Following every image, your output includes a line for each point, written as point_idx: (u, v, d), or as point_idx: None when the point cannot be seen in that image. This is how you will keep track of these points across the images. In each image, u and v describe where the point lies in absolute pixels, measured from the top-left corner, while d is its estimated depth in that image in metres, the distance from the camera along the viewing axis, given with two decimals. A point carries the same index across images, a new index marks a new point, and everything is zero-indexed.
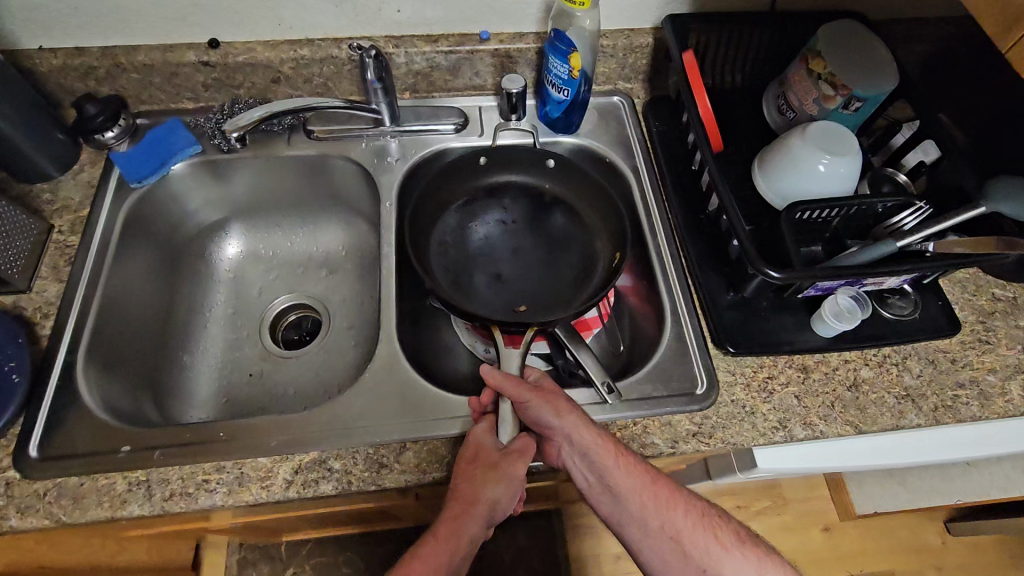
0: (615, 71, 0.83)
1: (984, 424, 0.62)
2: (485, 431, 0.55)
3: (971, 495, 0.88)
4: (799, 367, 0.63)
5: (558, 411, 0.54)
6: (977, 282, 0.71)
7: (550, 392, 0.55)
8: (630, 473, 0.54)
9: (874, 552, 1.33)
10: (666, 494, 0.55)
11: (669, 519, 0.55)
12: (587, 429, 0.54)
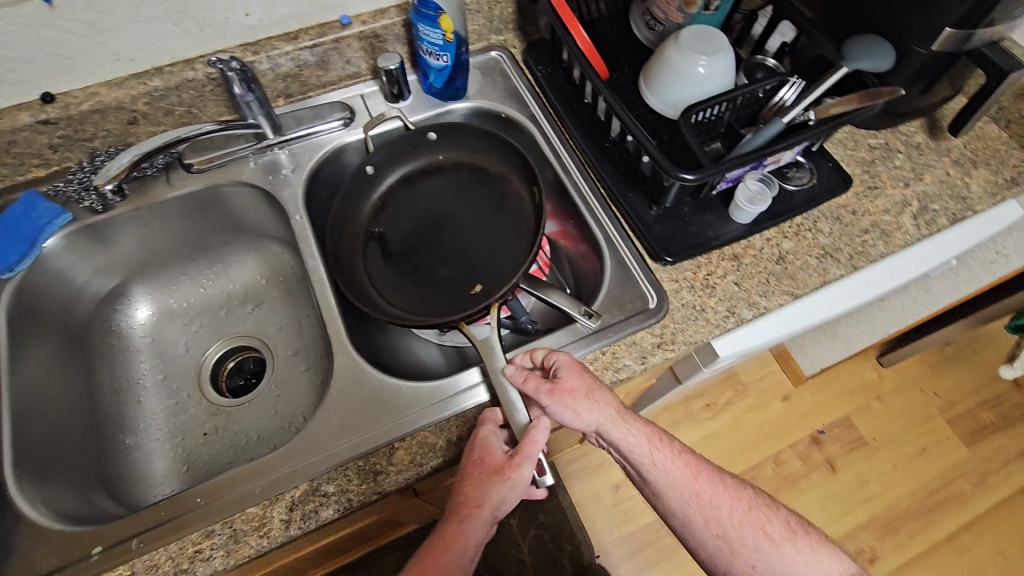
0: (485, 27, 0.83)
1: (892, 257, 0.69)
2: (491, 432, 0.55)
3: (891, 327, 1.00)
4: (731, 257, 0.68)
5: (596, 409, 0.55)
6: (853, 139, 0.78)
7: (582, 384, 0.55)
8: (676, 471, 0.57)
9: (829, 403, 1.48)
10: (712, 488, 0.59)
11: (719, 518, 0.58)
12: (627, 426, 0.56)
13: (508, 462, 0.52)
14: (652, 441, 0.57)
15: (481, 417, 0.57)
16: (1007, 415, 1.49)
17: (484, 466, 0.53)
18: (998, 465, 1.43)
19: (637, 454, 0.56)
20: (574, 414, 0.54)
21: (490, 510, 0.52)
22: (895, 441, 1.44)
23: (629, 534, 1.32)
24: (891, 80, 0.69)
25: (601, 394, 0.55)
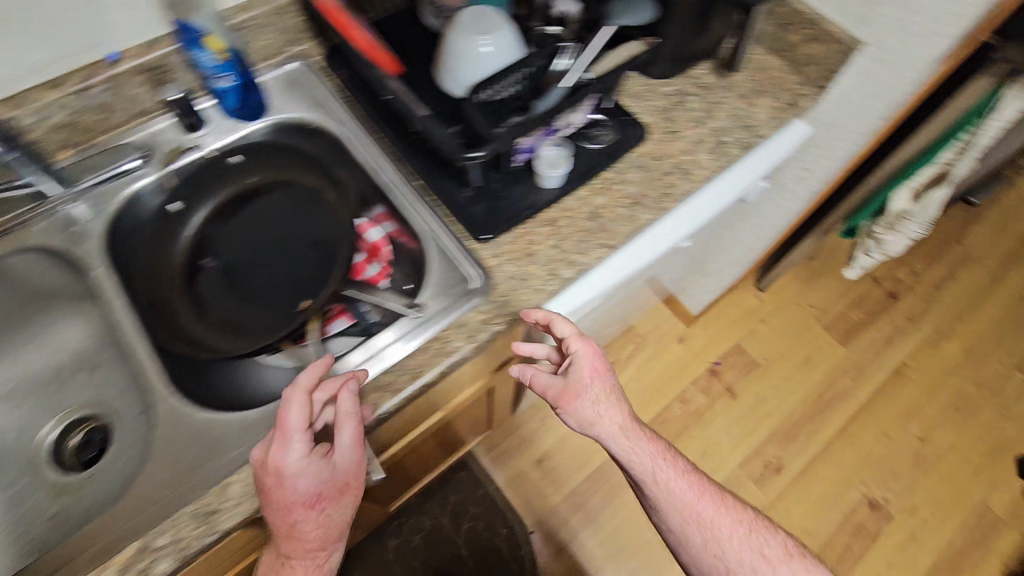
0: (277, 39, 0.79)
1: (694, 196, 0.75)
2: (309, 460, 0.53)
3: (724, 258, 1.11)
4: (548, 223, 0.70)
5: (603, 408, 0.66)
6: (650, 89, 0.83)
7: (596, 376, 0.65)
8: (664, 467, 0.69)
9: (719, 336, 1.58)
10: (694, 484, 0.72)
11: (694, 508, 0.70)
12: (629, 430, 0.67)
13: (345, 484, 0.55)
14: (648, 444, 0.69)
15: (285, 439, 0.52)
16: (872, 310, 1.65)
17: (298, 506, 0.53)
18: (872, 356, 1.58)
19: (632, 454, 0.68)
20: (582, 413, 0.65)
21: (324, 540, 0.56)
22: (783, 356, 1.56)
23: (559, 502, 1.36)
24: (662, 30, 0.74)
25: (606, 406, 0.66)
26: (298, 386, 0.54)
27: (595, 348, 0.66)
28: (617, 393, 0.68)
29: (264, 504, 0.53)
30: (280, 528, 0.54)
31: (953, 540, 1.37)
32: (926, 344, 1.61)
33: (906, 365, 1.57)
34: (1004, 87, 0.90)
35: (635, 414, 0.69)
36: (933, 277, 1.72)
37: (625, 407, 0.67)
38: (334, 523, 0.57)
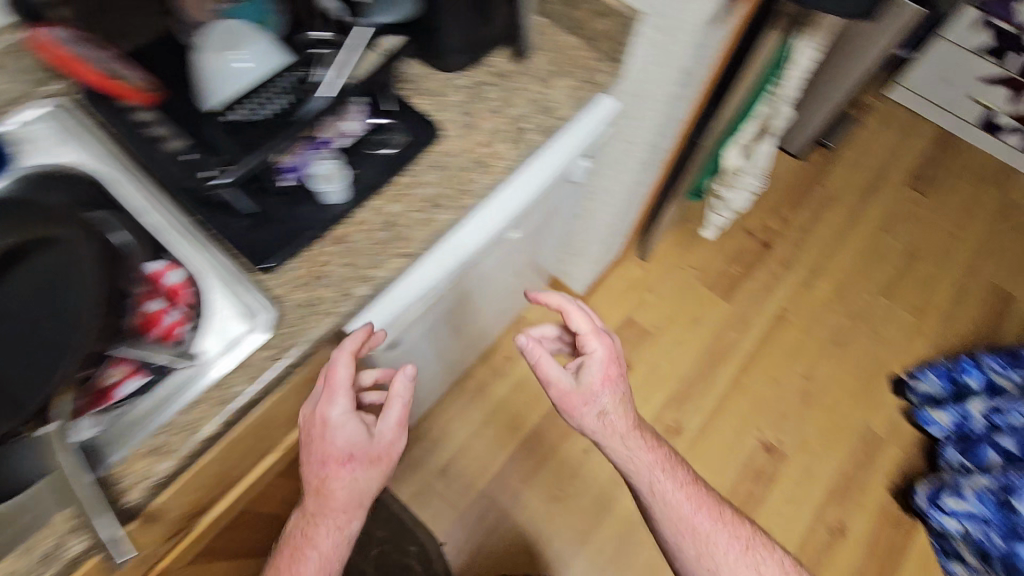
0: (17, 85, 0.72)
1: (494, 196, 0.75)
2: (345, 416, 0.61)
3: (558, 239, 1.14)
4: (338, 240, 0.67)
5: (609, 415, 0.78)
6: (445, 83, 0.80)
7: (607, 373, 0.79)
8: (662, 477, 0.81)
9: (609, 312, 1.61)
10: (692, 493, 0.83)
11: (690, 519, 0.81)
12: (631, 437, 0.79)
13: (374, 450, 0.62)
14: (651, 456, 0.81)
15: (334, 384, 0.61)
16: (749, 262, 1.72)
17: (334, 461, 0.60)
18: (753, 306, 1.66)
19: (634, 461, 0.80)
20: (588, 419, 0.78)
21: (353, 507, 0.62)
22: (671, 321, 1.61)
23: (470, 506, 1.35)
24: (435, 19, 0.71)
25: (613, 415, 0.79)
26: (347, 345, 0.64)
27: (611, 346, 0.80)
28: (627, 402, 0.80)
29: (310, 454, 0.61)
30: (318, 483, 0.61)
31: (841, 466, 1.46)
32: (801, 286, 1.70)
33: (785, 310, 1.65)
34: (792, 37, 0.95)
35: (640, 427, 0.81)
36: (802, 222, 1.81)
37: (630, 409, 0.80)
38: (363, 498, 0.62)
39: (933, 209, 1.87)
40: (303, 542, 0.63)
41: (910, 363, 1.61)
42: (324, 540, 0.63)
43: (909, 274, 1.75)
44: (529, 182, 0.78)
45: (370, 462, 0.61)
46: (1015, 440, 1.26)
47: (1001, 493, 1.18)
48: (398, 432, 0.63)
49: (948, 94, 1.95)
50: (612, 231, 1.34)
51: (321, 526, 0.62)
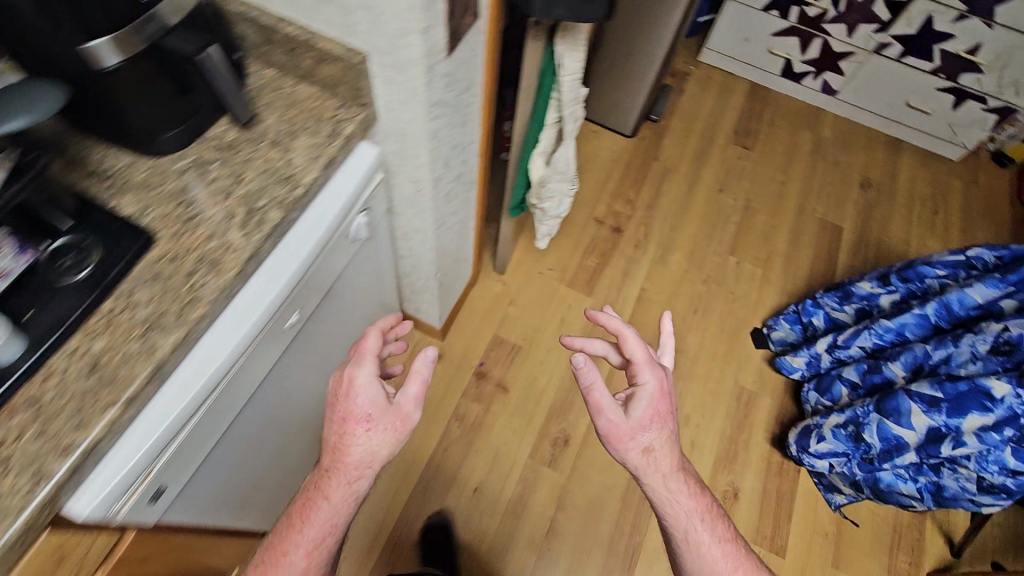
0: None
1: (235, 299, 0.65)
2: (363, 382, 0.68)
3: (373, 285, 1.05)
4: (27, 408, 0.54)
5: (654, 453, 0.79)
6: (159, 170, 0.68)
7: (656, 409, 0.79)
8: (698, 527, 0.82)
9: (475, 336, 1.55)
10: (727, 547, 0.83)
11: (723, 565, 0.82)
12: (670, 479, 0.81)
13: (387, 412, 0.67)
14: (692, 504, 0.83)
15: (361, 351, 0.69)
16: (603, 252, 1.73)
17: (352, 420, 0.67)
18: (615, 294, 1.67)
19: (672, 505, 0.81)
20: (631, 457, 0.78)
21: (359, 473, 0.68)
22: (539, 330, 1.58)
23: None
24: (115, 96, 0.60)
25: (659, 458, 0.79)
26: (377, 326, 0.73)
27: (664, 380, 0.81)
28: (672, 445, 0.81)
29: (333, 414, 0.68)
30: (334, 441, 0.68)
31: (723, 430, 1.51)
32: (656, 263, 1.73)
33: (644, 292, 1.68)
34: (552, 43, 0.91)
35: (687, 478, 0.83)
36: (645, 200, 1.84)
37: (674, 454, 0.81)
38: (372, 462, 0.68)
39: (759, 160, 1.96)
40: (316, 493, 0.71)
41: (765, 313, 1.69)
42: (335, 493, 0.70)
43: (749, 228, 1.83)
44: (286, 262, 0.70)
45: (381, 426, 0.67)
46: (856, 371, 1.32)
47: (851, 426, 1.23)
48: (415, 411, 0.68)
49: (750, 52, 2.02)
50: (450, 259, 1.26)
51: (333, 482, 0.69)
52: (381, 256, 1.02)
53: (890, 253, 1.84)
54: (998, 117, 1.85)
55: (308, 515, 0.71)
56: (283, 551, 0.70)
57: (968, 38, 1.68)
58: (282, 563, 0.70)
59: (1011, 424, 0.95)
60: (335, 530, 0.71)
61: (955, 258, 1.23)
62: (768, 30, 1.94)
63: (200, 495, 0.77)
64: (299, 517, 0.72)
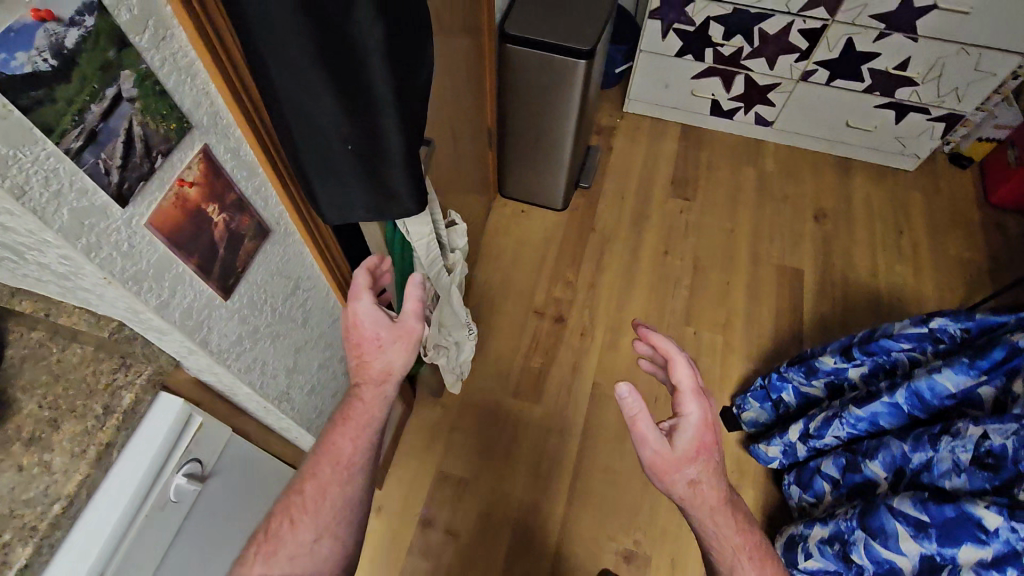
0: None
1: None
2: (362, 308, 0.74)
3: (253, 467, 0.88)
4: None
5: (700, 487, 0.73)
6: None
7: (701, 440, 0.73)
8: (745, 564, 0.74)
9: (416, 476, 1.42)
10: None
11: None
12: (719, 510, 0.74)
13: (397, 327, 0.75)
14: (739, 537, 0.75)
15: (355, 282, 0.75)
16: (547, 348, 1.59)
17: (366, 342, 0.74)
18: (565, 397, 1.53)
19: (718, 534, 0.75)
20: (676, 489, 0.73)
21: (382, 377, 0.75)
22: (486, 456, 1.45)
23: None
24: None
25: (705, 487, 0.73)
26: (365, 266, 0.78)
27: (710, 409, 0.74)
28: (718, 472, 0.75)
29: (348, 344, 0.76)
30: (354, 360, 0.76)
31: None
32: (606, 350, 1.59)
33: (597, 384, 1.54)
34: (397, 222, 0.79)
35: (734, 509, 0.76)
36: (586, 278, 1.70)
37: (721, 485, 0.75)
38: (390, 371, 0.75)
39: (703, 209, 1.81)
40: (349, 398, 0.76)
41: (733, 388, 1.53)
42: (367, 395, 0.75)
43: (703, 288, 1.67)
44: None
45: (391, 338, 0.75)
46: (835, 465, 1.15)
47: (837, 543, 1.04)
48: (419, 324, 0.75)
49: (674, 96, 1.89)
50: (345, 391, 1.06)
51: (363, 387, 0.75)
52: (242, 446, 0.84)
53: (861, 291, 1.66)
54: (947, 124, 1.67)
55: (345, 418, 0.75)
56: (328, 444, 0.74)
57: (895, 54, 1.53)
58: (329, 452, 0.74)
59: (1014, 564, 0.77)
60: (369, 429, 0.75)
61: (917, 330, 1.07)
62: (686, 73, 1.80)
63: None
64: (336, 419, 0.75)
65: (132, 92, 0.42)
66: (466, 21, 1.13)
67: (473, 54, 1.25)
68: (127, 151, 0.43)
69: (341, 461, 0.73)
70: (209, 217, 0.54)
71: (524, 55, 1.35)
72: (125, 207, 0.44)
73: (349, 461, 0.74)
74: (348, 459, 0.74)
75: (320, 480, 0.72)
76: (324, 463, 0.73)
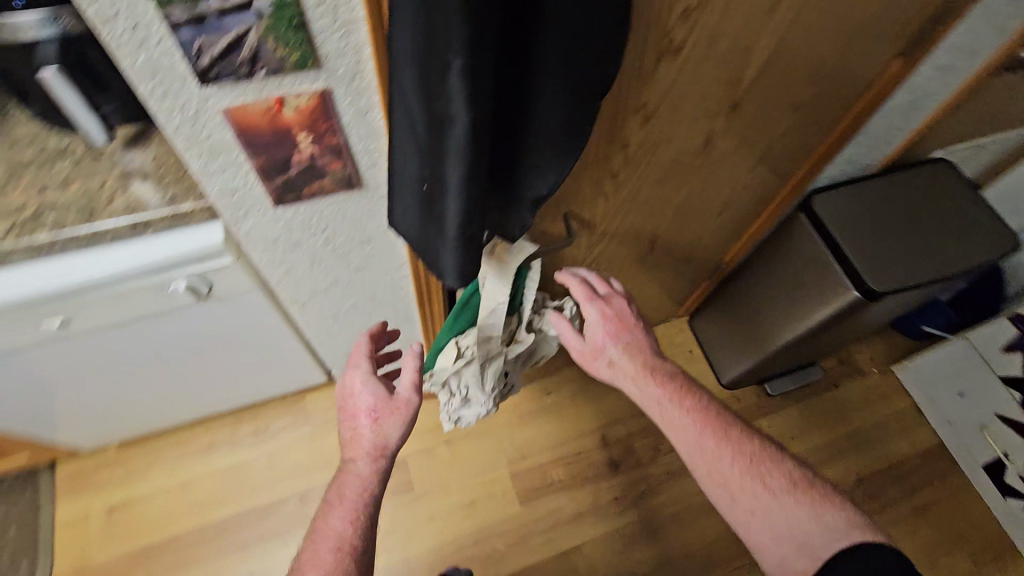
0: None
1: None
2: (356, 379, 0.76)
3: (258, 320, 0.94)
4: None
5: (620, 368, 0.77)
6: (33, 136, 0.72)
7: (607, 328, 0.78)
8: (670, 411, 0.73)
9: None
10: (701, 415, 0.73)
11: (692, 429, 0.72)
12: (640, 373, 0.76)
13: (392, 402, 0.74)
14: (658, 389, 0.75)
15: (354, 351, 0.79)
16: (576, 475, 1.44)
17: (359, 413, 0.75)
18: (543, 526, 1.38)
19: (645, 393, 0.75)
20: (603, 371, 0.79)
21: (374, 451, 0.73)
22: (442, 488, 1.40)
23: (108, 558, 1.26)
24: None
25: (620, 360, 0.77)
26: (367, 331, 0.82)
27: (608, 305, 0.79)
28: (633, 344, 0.78)
29: (342, 418, 0.77)
30: (346, 432, 0.76)
31: None
32: (615, 535, 1.39)
33: (576, 550, 1.36)
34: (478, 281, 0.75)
35: (651, 363, 0.77)
36: (672, 462, 1.47)
37: (645, 358, 0.77)
38: (385, 441, 0.73)
39: None
40: (342, 474, 0.74)
41: None
42: (360, 468, 0.73)
43: None
44: (46, 276, 0.69)
45: (387, 410, 0.74)
46: None
47: None
48: (414, 397, 0.75)
49: (958, 411, 1.44)
50: None
51: (353, 464, 0.73)
52: (257, 304, 0.89)
53: None
54: None
55: (338, 495, 0.72)
56: (325, 530, 0.70)
57: None
58: (327, 533, 0.69)
59: None
60: (365, 509, 0.71)
61: None
62: (998, 407, 1.36)
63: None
64: (330, 497, 0.73)
65: (264, 11, 0.42)
66: (765, 166, 0.96)
67: (754, 196, 1.06)
68: (228, 49, 0.43)
69: (342, 546, 0.68)
70: (296, 142, 0.55)
71: (808, 239, 1.11)
72: (204, 85, 0.46)
73: (351, 544, 0.68)
74: (349, 541, 0.68)
75: (322, 565, 0.66)
76: (324, 550, 0.68)
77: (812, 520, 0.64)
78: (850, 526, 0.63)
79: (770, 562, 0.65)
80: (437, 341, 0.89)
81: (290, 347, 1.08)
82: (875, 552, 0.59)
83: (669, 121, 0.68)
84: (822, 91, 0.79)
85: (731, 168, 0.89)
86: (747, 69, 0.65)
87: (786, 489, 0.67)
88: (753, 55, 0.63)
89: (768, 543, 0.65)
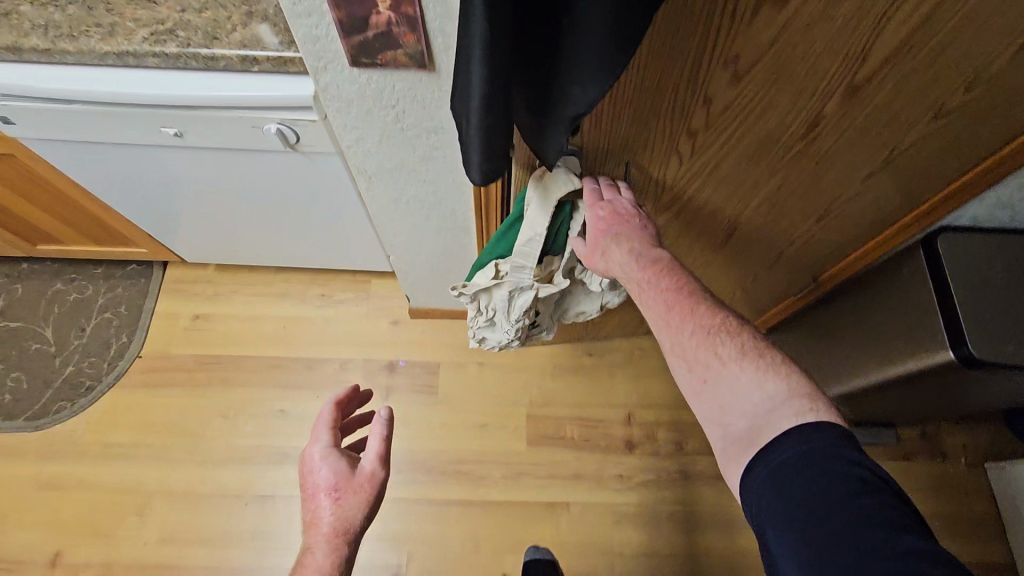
0: None
1: (109, 69, 0.80)
2: (317, 452, 0.75)
3: (335, 184, 1.01)
4: None
5: (612, 259, 0.73)
6: None
7: (600, 223, 0.74)
8: (646, 295, 0.69)
9: (430, 344, 1.52)
10: (673, 295, 0.67)
11: (662, 312, 0.67)
12: (628, 261, 0.71)
13: (357, 476, 0.73)
14: (639, 274, 0.70)
15: (317, 423, 0.79)
16: (589, 439, 1.43)
17: (320, 490, 0.72)
18: (540, 471, 1.40)
19: (629, 280, 0.71)
20: (601, 265, 0.75)
21: (335, 532, 0.69)
22: (461, 403, 1.46)
23: (182, 354, 1.49)
24: None
25: (611, 249, 0.72)
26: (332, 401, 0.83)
27: (608, 205, 0.75)
28: (625, 233, 0.72)
29: (301, 502, 0.73)
30: (305, 517, 0.71)
31: None
32: (607, 507, 1.37)
33: (564, 506, 1.37)
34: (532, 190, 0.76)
35: (640, 248, 0.71)
36: (691, 464, 1.41)
37: (634, 244, 0.71)
38: (349, 521, 0.70)
39: None
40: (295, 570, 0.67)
41: None
42: (318, 554, 0.67)
43: None
44: (167, 84, 0.79)
45: (351, 485, 0.72)
46: None
47: None
48: (379, 471, 0.74)
49: None
50: (426, 242, 1.08)
51: (308, 554, 0.67)
52: (335, 167, 0.96)
53: None
54: None
55: None
56: None
57: None
58: None
59: None
60: None
61: None
62: None
63: (81, 170, 1.03)
64: None
65: None
66: (884, 180, 0.84)
67: (866, 214, 0.94)
68: None
69: None
70: (375, 4, 0.57)
71: (920, 282, 0.97)
72: None
73: None
74: None
75: None
76: None
77: (756, 390, 0.60)
78: (793, 396, 0.57)
79: (716, 432, 0.61)
80: (479, 260, 0.91)
81: (361, 222, 1.17)
82: (804, 431, 0.53)
83: (766, 87, 0.64)
84: (973, 102, 0.68)
85: (839, 168, 0.81)
86: (875, 44, 0.59)
87: (744, 362, 0.62)
88: (884, 27, 0.57)
89: (715, 413, 0.62)
